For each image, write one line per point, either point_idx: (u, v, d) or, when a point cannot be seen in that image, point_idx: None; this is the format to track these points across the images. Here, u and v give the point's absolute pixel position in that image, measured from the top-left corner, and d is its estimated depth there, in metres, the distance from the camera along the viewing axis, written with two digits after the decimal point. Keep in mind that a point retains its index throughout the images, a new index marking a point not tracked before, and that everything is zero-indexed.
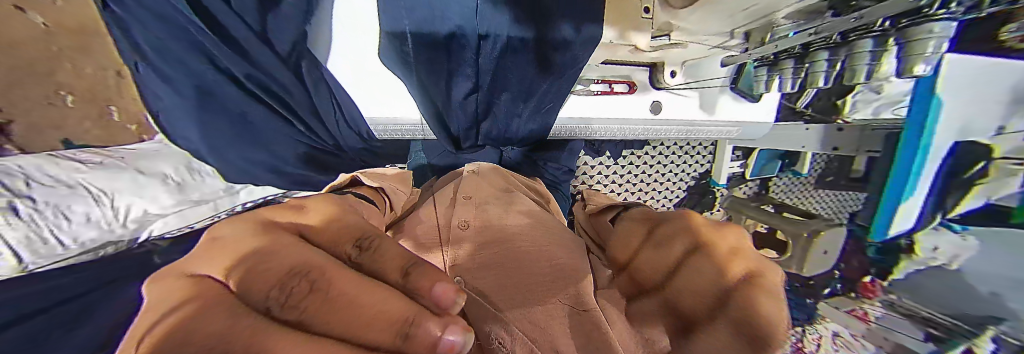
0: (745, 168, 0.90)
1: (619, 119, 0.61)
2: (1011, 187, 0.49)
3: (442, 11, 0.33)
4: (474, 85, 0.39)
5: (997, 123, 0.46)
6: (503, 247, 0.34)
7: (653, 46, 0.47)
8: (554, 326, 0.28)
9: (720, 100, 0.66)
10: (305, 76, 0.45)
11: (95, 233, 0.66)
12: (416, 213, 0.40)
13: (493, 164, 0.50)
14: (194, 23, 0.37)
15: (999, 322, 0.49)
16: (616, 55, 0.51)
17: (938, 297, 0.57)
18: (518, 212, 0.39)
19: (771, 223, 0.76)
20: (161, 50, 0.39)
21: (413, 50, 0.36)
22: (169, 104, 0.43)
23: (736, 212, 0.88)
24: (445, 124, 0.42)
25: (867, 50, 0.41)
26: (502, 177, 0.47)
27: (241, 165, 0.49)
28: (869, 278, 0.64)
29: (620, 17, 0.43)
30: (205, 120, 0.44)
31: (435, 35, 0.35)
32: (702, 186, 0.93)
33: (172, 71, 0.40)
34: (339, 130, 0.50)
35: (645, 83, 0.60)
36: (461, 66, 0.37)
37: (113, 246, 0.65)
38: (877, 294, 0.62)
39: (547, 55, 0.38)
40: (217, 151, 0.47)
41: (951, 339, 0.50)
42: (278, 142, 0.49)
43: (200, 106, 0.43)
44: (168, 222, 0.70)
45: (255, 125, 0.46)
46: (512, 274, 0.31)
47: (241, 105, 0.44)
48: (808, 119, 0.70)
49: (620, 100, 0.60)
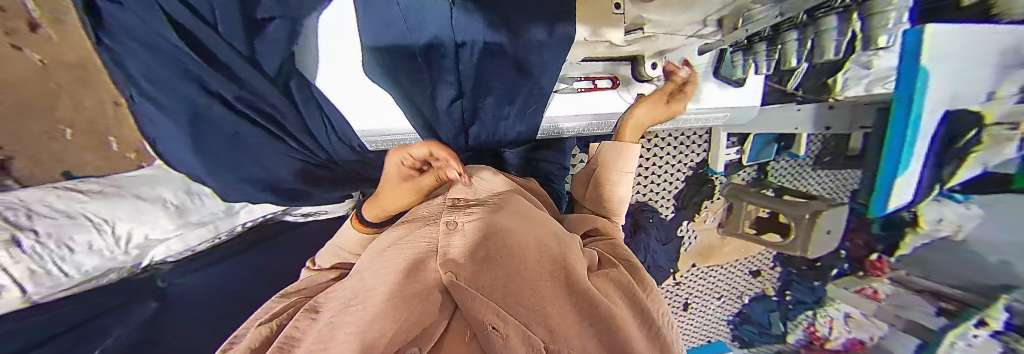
0: (742, 154, 0.90)
1: (600, 114, 0.61)
2: (1008, 154, 0.51)
3: (417, 23, 0.31)
4: (458, 91, 0.40)
5: (986, 90, 0.44)
6: (505, 232, 0.26)
7: (625, 41, 0.42)
8: (554, 317, 0.19)
9: (708, 88, 0.64)
10: (295, 96, 0.46)
11: (98, 262, 0.49)
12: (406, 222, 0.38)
13: (490, 166, 0.51)
14: (180, 48, 0.32)
15: (1008, 292, 0.63)
16: (595, 52, 0.48)
17: (950, 269, 0.72)
18: (518, 211, 0.32)
19: (773, 207, 0.82)
20: (153, 83, 0.33)
21: (393, 61, 0.36)
22: (162, 135, 0.38)
23: (735, 198, 0.93)
24: (435, 130, 0.47)
25: (833, 25, 0.38)
26: (499, 176, 0.46)
27: (239, 186, 0.49)
28: (876, 257, 0.82)
29: (593, 11, 0.34)
30: (202, 150, 0.41)
31: (413, 47, 0.33)
32: (700, 175, 0.94)
33: (165, 101, 0.35)
34: (333, 144, 0.54)
35: (628, 77, 0.59)
36: (442, 73, 0.37)
37: (116, 274, 0.56)
38: (884, 272, 0.81)
39: (525, 60, 0.37)
40: (216, 175, 0.45)
41: (964, 314, 0.66)
42: (271, 159, 0.49)
43: (195, 133, 0.39)
44: (170, 246, 0.60)
45: (249, 144, 0.45)
46: (513, 259, 0.23)
47: (232, 127, 0.42)
48: (799, 99, 0.70)
49: (604, 96, 0.59)
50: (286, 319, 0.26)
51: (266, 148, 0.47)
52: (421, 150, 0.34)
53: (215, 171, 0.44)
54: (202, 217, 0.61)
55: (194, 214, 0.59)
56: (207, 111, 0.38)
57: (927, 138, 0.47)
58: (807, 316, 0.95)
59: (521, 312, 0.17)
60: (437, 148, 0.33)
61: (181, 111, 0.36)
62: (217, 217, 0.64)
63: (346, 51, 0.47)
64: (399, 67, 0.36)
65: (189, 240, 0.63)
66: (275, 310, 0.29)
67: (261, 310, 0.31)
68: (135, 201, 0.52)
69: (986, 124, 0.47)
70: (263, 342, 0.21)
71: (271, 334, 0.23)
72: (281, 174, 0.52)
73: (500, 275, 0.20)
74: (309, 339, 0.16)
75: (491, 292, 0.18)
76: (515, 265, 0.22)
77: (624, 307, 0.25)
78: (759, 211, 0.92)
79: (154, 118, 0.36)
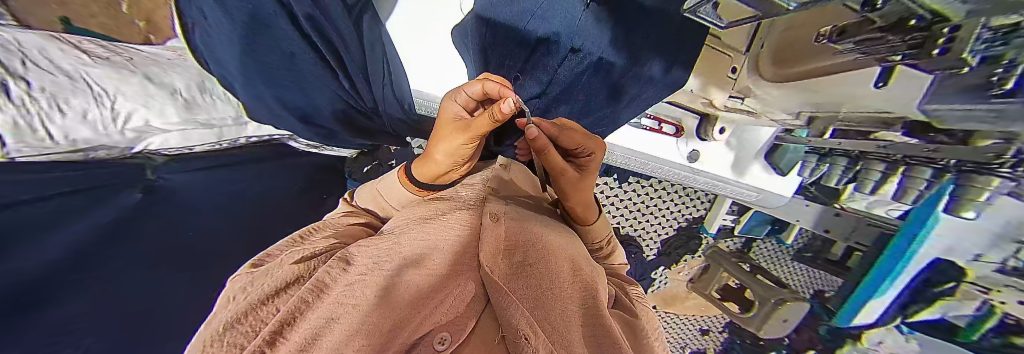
0: (736, 223, 0.91)
1: (653, 156, 0.63)
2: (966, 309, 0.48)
3: (545, 13, 0.32)
4: (542, 91, 0.39)
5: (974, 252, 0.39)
6: (525, 246, 0.29)
7: (725, 104, 0.52)
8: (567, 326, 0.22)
9: (752, 167, 0.65)
10: (364, 29, 0.44)
11: (90, 134, 0.35)
12: (425, 200, 0.37)
13: (520, 165, 0.50)
14: None
15: None
16: (688, 101, 0.56)
17: None
18: (545, 227, 0.35)
19: (747, 282, 0.85)
20: None
21: (495, 40, 0.37)
22: (210, 33, 0.36)
23: (716, 263, 0.94)
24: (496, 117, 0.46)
25: (924, 178, 0.40)
26: (528, 183, 0.46)
27: (274, 109, 0.46)
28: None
29: (710, 69, 0.48)
30: (249, 54, 0.38)
31: (527, 35, 0.34)
32: (693, 230, 0.95)
33: None
34: (383, 93, 0.47)
35: (692, 130, 0.62)
36: (540, 70, 0.37)
37: (105, 152, 0.39)
38: None
39: (622, 86, 0.40)
40: (251, 87, 0.42)
41: None
42: (318, 91, 0.47)
43: (245, 34, 0.36)
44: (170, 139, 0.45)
45: (302, 69, 0.43)
46: (534, 270, 0.27)
47: (290, 45, 0.40)
48: (811, 195, 0.68)
49: (665, 140, 0.61)
50: (320, 261, 0.28)
51: (316, 76, 0.45)
52: (456, 108, 0.33)
53: (254, 82, 0.41)
54: (211, 119, 0.49)
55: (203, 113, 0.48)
56: (266, 18, 0.36)
57: (911, 281, 0.49)
58: None
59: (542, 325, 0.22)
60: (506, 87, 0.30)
61: (239, 17, 0.34)
62: (228, 123, 0.52)
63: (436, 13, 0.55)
64: (500, 48, 0.37)
65: (189, 139, 0.48)
66: (307, 241, 0.32)
67: (301, 232, 0.34)
68: (144, 81, 0.41)
69: (962, 280, 0.45)
70: (298, 278, 0.24)
71: (306, 273, 0.25)
72: (321, 105, 0.49)
73: (531, 285, 0.25)
74: (331, 298, 0.19)
75: (523, 300, 0.23)
76: (541, 277, 0.26)
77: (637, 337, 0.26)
78: (730, 280, 0.93)
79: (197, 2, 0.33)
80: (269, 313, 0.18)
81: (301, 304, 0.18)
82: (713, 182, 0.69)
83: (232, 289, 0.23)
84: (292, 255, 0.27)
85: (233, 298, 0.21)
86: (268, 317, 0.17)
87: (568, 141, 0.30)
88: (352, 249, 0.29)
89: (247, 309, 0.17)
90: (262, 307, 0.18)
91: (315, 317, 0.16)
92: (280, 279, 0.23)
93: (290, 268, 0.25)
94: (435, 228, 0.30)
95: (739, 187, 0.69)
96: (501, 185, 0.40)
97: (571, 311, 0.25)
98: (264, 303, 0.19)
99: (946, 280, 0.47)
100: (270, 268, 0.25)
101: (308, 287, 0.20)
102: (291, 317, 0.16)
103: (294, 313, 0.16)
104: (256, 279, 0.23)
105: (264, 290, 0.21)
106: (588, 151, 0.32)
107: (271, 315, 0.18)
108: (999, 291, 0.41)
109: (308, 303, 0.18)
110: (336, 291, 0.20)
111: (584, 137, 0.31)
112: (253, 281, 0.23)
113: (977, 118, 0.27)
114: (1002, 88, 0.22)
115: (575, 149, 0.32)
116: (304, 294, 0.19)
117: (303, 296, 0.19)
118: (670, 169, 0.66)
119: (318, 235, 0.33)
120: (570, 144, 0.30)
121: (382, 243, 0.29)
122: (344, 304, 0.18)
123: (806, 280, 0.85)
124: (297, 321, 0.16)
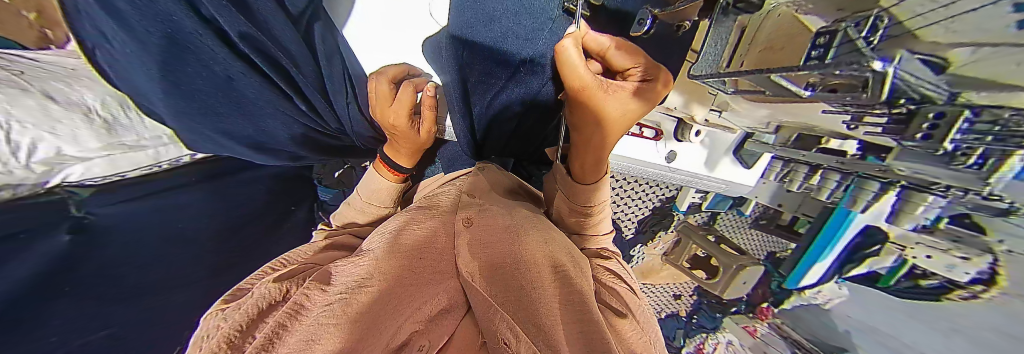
0: (704, 199, 0.75)
1: (627, 159, 0.57)
2: (888, 261, 0.45)
3: (524, 41, 0.37)
4: (519, 104, 0.41)
5: (888, 220, 0.40)
6: (508, 244, 0.30)
7: (705, 119, 0.48)
8: (551, 313, 0.22)
9: (723, 160, 0.57)
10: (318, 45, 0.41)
11: None
12: (393, 217, 0.36)
13: (500, 169, 0.48)
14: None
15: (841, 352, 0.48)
16: (667, 111, 0.50)
17: (811, 329, 0.56)
18: (524, 215, 0.35)
19: (709, 249, 0.71)
20: None
21: (473, 60, 0.38)
22: (120, 55, 0.34)
23: (685, 237, 0.78)
24: (473, 131, 0.45)
25: (873, 190, 0.39)
26: (506, 179, 0.45)
27: (208, 133, 0.45)
28: (766, 304, 0.66)
29: (695, 93, 0.45)
30: (172, 78, 0.36)
31: (509, 57, 0.38)
32: (664, 210, 0.81)
33: (134, 13, 0.29)
34: (348, 114, 0.47)
35: (670, 132, 0.55)
36: (517, 88, 0.40)
37: (12, 191, 0.42)
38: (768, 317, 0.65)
39: None
40: (180, 117, 0.42)
41: None
42: (263, 112, 0.45)
43: (164, 60, 0.34)
44: (92, 168, 0.49)
45: (243, 92, 0.41)
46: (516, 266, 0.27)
47: (225, 68, 0.38)
48: (766, 179, 0.60)
49: (645, 146, 0.56)
50: (297, 283, 0.26)
51: (259, 100, 0.43)
52: (386, 82, 0.40)
53: (177, 103, 0.39)
54: (139, 140, 0.54)
55: (127, 135, 0.53)
56: (187, 38, 0.33)
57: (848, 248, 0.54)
58: (699, 336, 0.79)
59: (527, 324, 0.21)
60: (413, 69, 0.46)
61: (153, 41, 0.32)
62: (161, 143, 0.57)
63: (394, 8, 0.49)
64: (478, 67, 0.39)
65: (120, 166, 0.52)
66: (282, 270, 0.30)
67: (272, 263, 0.32)
68: (43, 101, 0.44)
69: (887, 242, 0.44)
70: (273, 303, 0.22)
71: (281, 297, 0.23)
72: (276, 132, 0.49)
73: (510, 288, 0.25)
74: (311, 320, 0.19)
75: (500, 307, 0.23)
76: (522, 277, 0.26)
77: (629, 326, 0.25)
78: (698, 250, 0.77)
79: (92, 17, 0.30)
80: (246, 344, 0.17)
81: (277, 329, 0.17)
82: (688, 178, 0.61)
83: (205, 327, 0.22)
84: (266, 282, 0.25)
85: (207, 335, 0.20)
86: (244, 347, 0.17)
87: (621, 57, 0.29)
88: (331, 268, 0.27)
89: (225, 340, 0.17)
90: (236, 337, 0.17)
91: (292, 346, 0.16)
92: (253, 307, 0.21)
93: (264, 294, 0.23)
94: (411, 240, 0.30)
95: (711, 182, 0.61)
96: (479, 189, 0.40)
97: (554, 299, 0.24)
98: (238, 333, 0.18)
99: (872, 243, 0.46)
100: (244, 299, 0.24)
101: (283, 310, 0.20)
102: (268, 342, 0.16)
103: (271, 337, 0.16)
104: (230, 312, 0.22)
105: (236, 321, 0.19)
106: (650, 75, 0.29)
107: (247, 344, 0.17)
108: (912, 247, 0.40)
109: (285, 328, 0.18)
110: (315, 313, 0.20)
111: (644, 56, 0.29)
112: (226, 314, 0.22)
113: (921, 169, 0.30)
114: (970, 159, 0.23)
115: (626, 69, 0.30)
116: (280, 319, 0.18)
117: (279, 320, 0.18)
118: (646, 170, 0.60)
119: (293, 263, 0.32)
120: (591, 157, 0.33)
121: (358, 258, 0.28)
122: (325, 326, 0.18)
123: (758, 242, 0.70)
124: (274, 347, 0.15)
